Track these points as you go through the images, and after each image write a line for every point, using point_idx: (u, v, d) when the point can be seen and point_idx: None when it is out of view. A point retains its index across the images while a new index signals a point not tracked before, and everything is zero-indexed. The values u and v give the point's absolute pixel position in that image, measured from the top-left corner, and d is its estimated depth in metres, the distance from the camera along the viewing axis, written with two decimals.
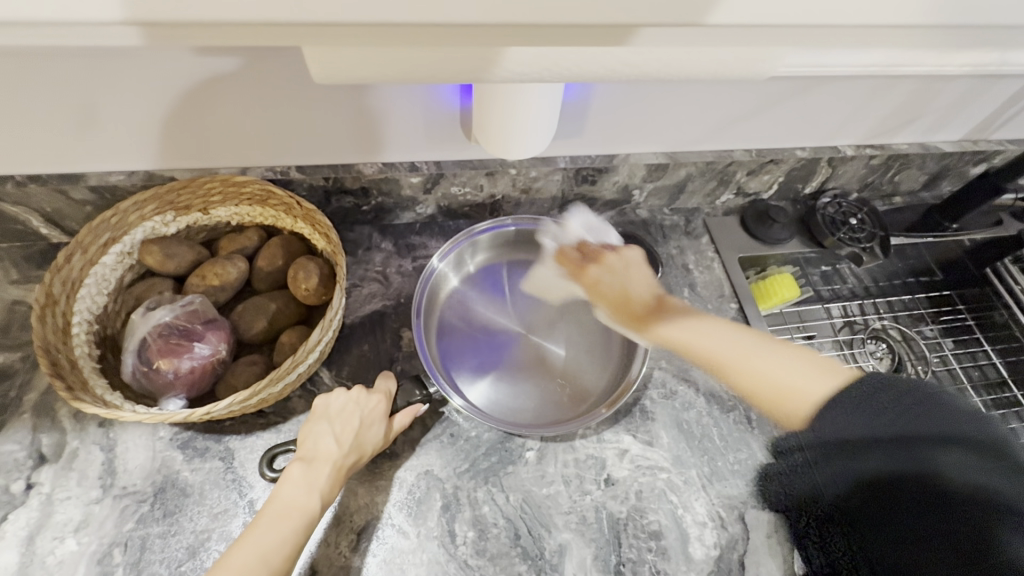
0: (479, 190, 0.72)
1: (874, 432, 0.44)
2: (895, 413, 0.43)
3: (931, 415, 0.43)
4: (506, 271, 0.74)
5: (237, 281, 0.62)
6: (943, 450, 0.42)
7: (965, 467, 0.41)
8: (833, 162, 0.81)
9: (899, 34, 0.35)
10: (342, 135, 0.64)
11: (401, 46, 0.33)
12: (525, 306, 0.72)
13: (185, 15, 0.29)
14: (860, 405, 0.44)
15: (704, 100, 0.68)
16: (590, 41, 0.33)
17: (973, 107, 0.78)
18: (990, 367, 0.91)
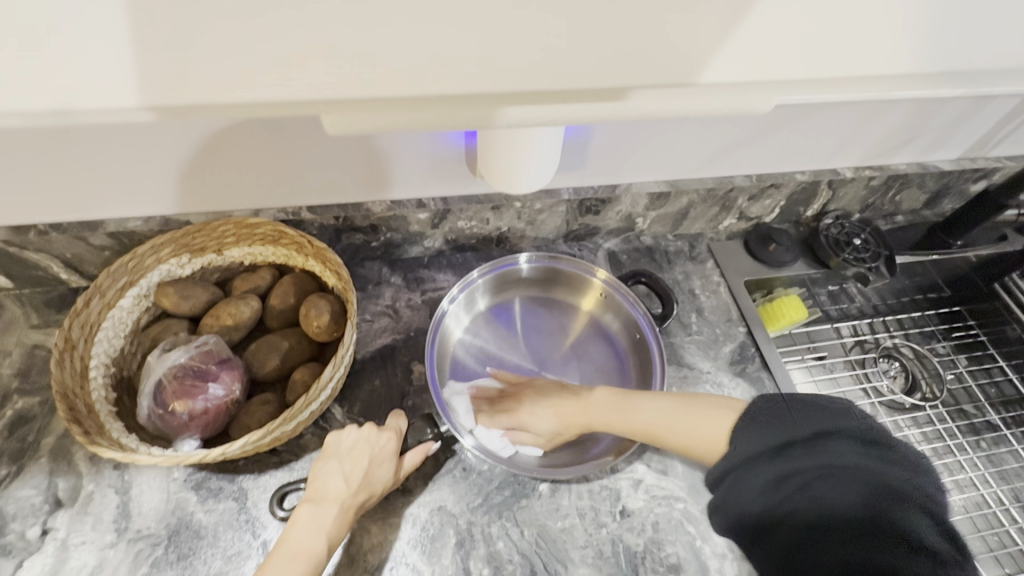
0: (485, 223, 0.74)
1: (770, 441, 0.46)
2: (793, 417, 0.46)
3: (823, 414, 0.46)
4: (518, 308, 0.75)
5: (250, 320, 0.63)
6: (826, 448, 0.43)
7: (856, 460, 0.42)
8: (833, 185, 0.82)
9: (898, 82, 0.36)
10: (352, 176, 0.65)
11: (415, 111, 0.33)
12: (537, 344, 0.73)
13: (206, 97, 0.29)
14: (758, 423, 0.47)
15: (700, 132, 0.70)
16: (596, 100, 0.34)
17: (969, 126, 0.80)
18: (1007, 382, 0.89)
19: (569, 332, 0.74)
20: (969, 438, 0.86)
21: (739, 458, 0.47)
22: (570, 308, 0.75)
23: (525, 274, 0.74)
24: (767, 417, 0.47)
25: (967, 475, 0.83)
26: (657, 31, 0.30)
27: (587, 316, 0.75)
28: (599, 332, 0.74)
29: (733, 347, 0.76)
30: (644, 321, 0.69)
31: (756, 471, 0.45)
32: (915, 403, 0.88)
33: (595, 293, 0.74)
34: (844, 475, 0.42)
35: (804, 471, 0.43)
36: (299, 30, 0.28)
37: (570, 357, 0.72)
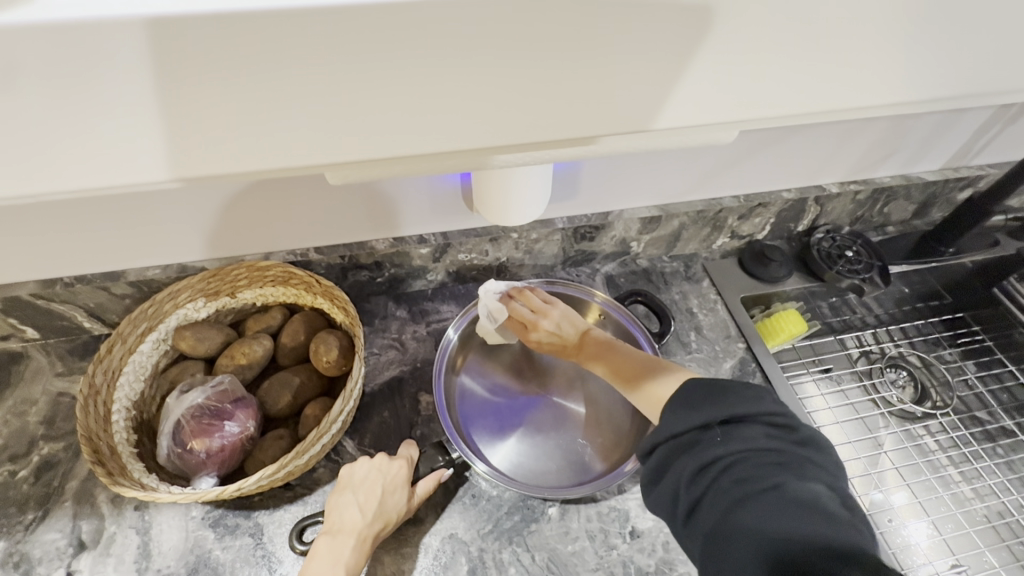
0: (485, 255, 0.77)
1: (698, 420, 0.46)
2: (709, 404, 0.46)
3: (728, 398, 0.47)
4: None
5: (263, 358, 0.65)
6: (724, 429, 0.45)
7: (764, 437, 0.44)
8: (820, 201, 0.85)
9: (859, 110, 0.39)
10: (355, 217, 0.69)
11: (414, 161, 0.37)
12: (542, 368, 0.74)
13: (227, 166, 0.33)
14: (683, 404, 0.48)
15: (685, 159, 0.73)
16: (571, 144, 0.37)
17: (948, 138, 0.82)
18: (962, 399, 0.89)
19: None
20: (985, 445, 0.86)
21: (664, 437, 0.47)
22: None
23: None
24: (675, 411, 0.48)
25: (985, 483, 0.83)
26: (624, 80, 0.33)
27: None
28: None
29: (733, 363, 0.77)
30: (645, 340, 0.71)
31: (679, 458, 0.45)
32: (926, 411, 0.88)
33: (595, 315, 0.77)
34: (754, 453, 0.43)
35: (712, 456, 0.43)
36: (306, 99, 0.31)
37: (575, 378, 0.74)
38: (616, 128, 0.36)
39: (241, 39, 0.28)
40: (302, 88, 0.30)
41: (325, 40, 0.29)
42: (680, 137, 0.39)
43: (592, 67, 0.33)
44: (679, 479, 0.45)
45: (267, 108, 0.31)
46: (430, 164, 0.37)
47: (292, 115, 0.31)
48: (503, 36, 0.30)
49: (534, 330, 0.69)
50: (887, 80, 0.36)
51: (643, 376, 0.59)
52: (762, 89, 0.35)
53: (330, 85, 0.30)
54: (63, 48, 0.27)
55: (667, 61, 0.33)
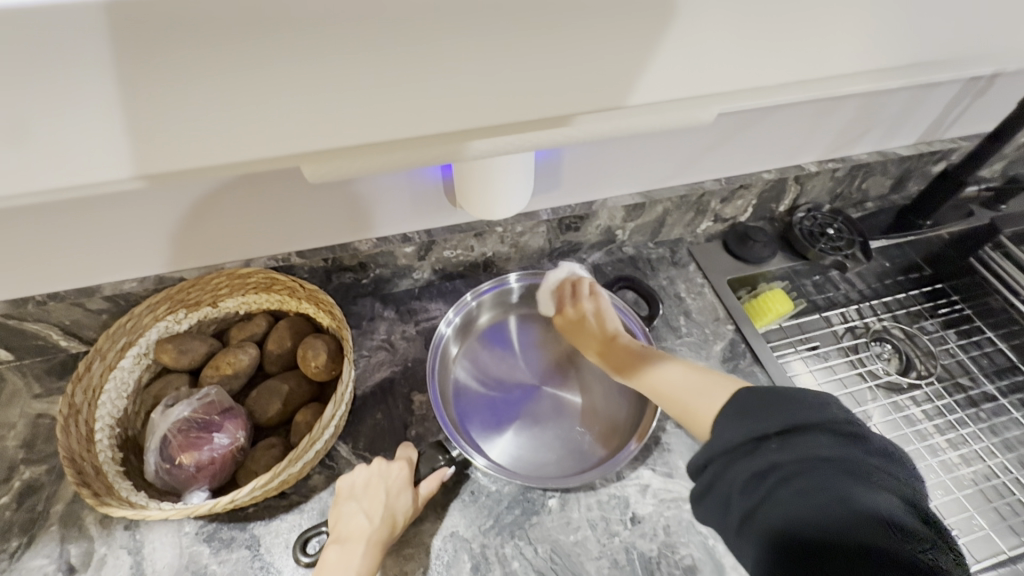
0: (470, 250, 0.76)
1: (756, 430, 0.45)
2: (765, 413, 0.45)
3: (788, 406, 0.45)
4: (512, 326, 0.77)
5: (249, 367, 0.64)
6: (785, 438, 0.43)
7: (830, 446, 0.42)
8: (800, 180, 0.85)
9: (832, 81, 0.39)
10: (336, 218, 0.68)
11: (392, 151, 0.36)
12: (534, 359, 0.74)
13: (196, 159, 0.32)
14: (738, 414, 0.47)
15: (666, 145, 0.73)
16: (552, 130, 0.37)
17: (921, 113, 0.84)
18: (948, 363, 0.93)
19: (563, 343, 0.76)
20: (968, 411, 0.88)
21: (717, 448, 0.47)
22: None
23: (515, 292, 0.77)
24: (734, 421, 0.47)
25: (971, 448, 0.85)
26: (600, 62, 0.33)
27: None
28: None
29: (723, 345, 0.77)
30: (636, 324, 0.71)
31: (734, 466, 0.45)
32: (912, 381, 0.90)
33: None
34: (819, 462, 0.41)
35: (769, 465, 0.43)
36: (280, 90, 0.30)
37: (569, 367, 0.74)
38: (597, 105, 0.36)
39: (206, 28, 0.27)
40: (274, 78, 0.29)
41: (293, 28, 0.28)
42: (659, 115, 0.39)
43: (569, 50, 0.32)
44: (735, 488, 0.44)
45: (240, 100, 0.30)
46: (409, 147, 0.36)
47: (268, 107, 0.31)
48: (478, 20, 0.30)
49: (566, 320, 0.72)
50: (857, 51, 0.37)
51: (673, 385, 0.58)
52: (739, 65, 0.35)
53: (301, 76, 0.30)
54: (10, 46, 0.25)
55: (643, 42, 0.33)
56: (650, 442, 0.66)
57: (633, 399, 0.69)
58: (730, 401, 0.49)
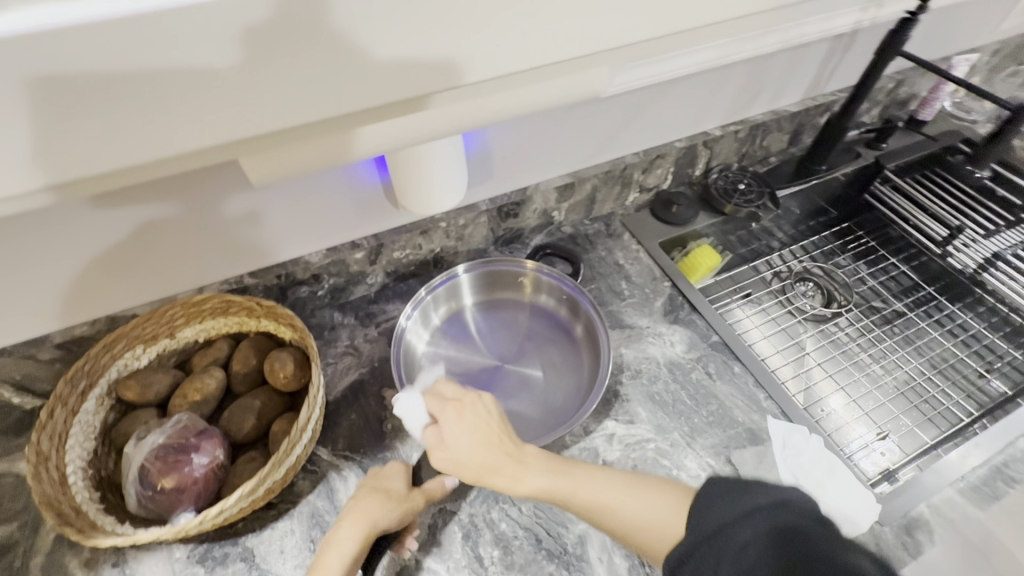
0: (419, 249, 0.80)
1: (727, 513, 0.41)
2: (738, 495, 0.42)
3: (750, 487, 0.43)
4: (468, 317, 0.82)
5: (217, 390, 0.65)
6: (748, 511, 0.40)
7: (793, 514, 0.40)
8: (708, 144, 0.95)
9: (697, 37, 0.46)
10: (284, 236, 0.70)
11: (329, 149, 0.41)
12: (493, 342, 0.79)
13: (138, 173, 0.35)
14: (709, 498, 0.43)
15: (584, 125, 0.80)
16: (469, 111, 0.42)
17: (800, 72, 0.95)
18: (864, 290, 1.03)
19: (517, 323, 0.82)
20: (884, 328, 0.98)
21: (698, 537, 0.42)
22: (512, 302, 0.83)
23: (463, 283, 0.81)
24: (708, 505, 0.43)
25: (892, 359, 0.94)
26: (499, 46, 0.38)
27: (529, 306, 0.83)
28: (542, 314, 0.82)
29: (663, 300, 0.84)
30: (578, 290, 0.77)
31: (715, 546, 0.40)
32: (835, 311, 1.00)
33: (528, 282, 0.82)
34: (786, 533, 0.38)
35: (744, 537, 0.39)
36: (204, 107, 0.33)
37: (526, 343, 0.79)
38: (501, 76, 0.41)
39: (121, 54, 0.29)
40: (196, 95, 0.32)
41: (204, 46, 0.30)
42: (558, 80, 0.44)
43: (472, 40, 0.37)
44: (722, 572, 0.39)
45: (164, 120, 0.32)
46: (338, 135, 0.40)
47: (195, 124, 0.33)
48: (382, 19, 0.34)
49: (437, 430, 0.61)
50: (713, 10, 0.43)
51: (607, 498, 0.53)
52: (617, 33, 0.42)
53: (223, 91, 0.33)
54: None
55: (532, 22, 0.38)
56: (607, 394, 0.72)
57: (588, 359, 0.76)
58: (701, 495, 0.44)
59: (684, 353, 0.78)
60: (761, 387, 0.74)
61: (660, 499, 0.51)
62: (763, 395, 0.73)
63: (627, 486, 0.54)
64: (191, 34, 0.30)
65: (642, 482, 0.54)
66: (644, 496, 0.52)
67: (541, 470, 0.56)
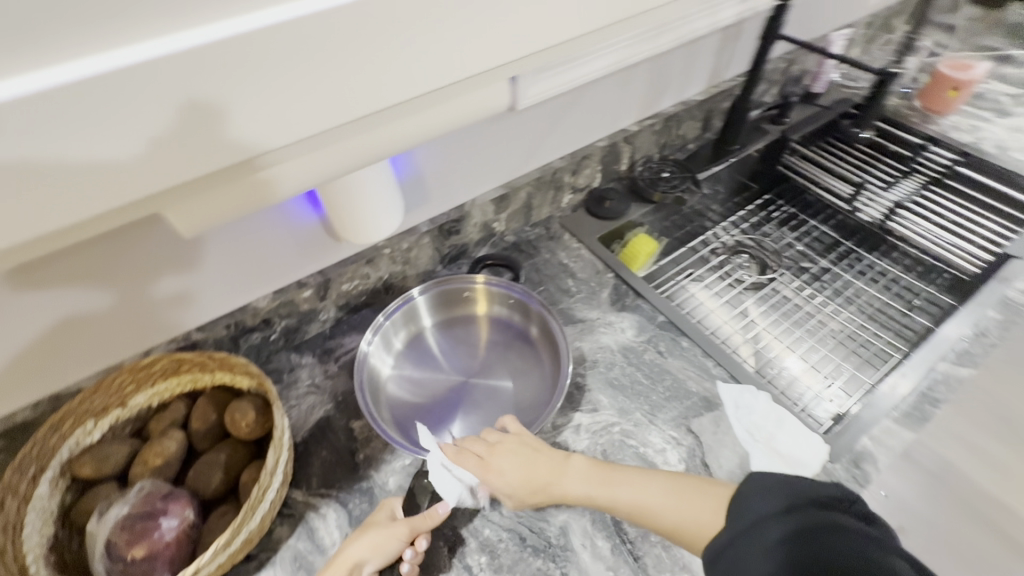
0: (367, 278, 0.82)
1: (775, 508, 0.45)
2: (786, 491, 0.46)
3: (798, 487, 0.47)
4: (429, 337, 0.84)
5: (179, 451, 0.64)
6: (797, 508, 0.45)
7: (839, 517, 0.44)
8: (628, 140, 1.01)
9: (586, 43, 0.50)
10: (228, 288, 0.71)
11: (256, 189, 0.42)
12: (457, 358, 0.81)
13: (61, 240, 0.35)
14: (757, 492, 0.48)
15: (508, 137, 0.84)
16: (386, 138, 0.45)
17: (700, 63, 1.03)
18: (792, 252, 1.10)
19: (477, 336, 0.84)
20: (815, 285, 1.05)
21: (740, 526, 0.46)
22: (470, 317, 0.85)
23: (418, 304, 0.82)
24: (753, 497, 0.47)
25: (827, 312, 1.01)
26: None
27: (485, 319, 0.85)
28: (500, 324, 0.84)
29: (609, 290, 0.89)
30: (531, 296, 0.80)
31: (757, 534, 0.44)
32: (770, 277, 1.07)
33: (482, 295, 0.84)
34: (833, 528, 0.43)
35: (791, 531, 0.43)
36: (110, 192, 0.34)
37: (489, 355, 0.82)
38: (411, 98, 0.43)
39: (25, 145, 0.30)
40: (103, 185, 0.33)
41: (109, 134, 0.32)
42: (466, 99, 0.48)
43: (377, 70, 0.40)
44: (752, 558, 0.43)
45: (72, 206, 0.33)
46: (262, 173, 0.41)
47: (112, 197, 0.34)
48: (285, 63, 0.35)
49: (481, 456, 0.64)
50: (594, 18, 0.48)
51: (648, 499, 0.56)
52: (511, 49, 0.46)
53: (129, 175, 0.34)
54: None
55: None
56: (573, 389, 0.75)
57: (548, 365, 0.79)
58: (744, 489, 0.48)
59: (635, 337, 0.82)
60: (710, 356, 0.79)
61: (709, 498, 0.54)
62: (712, 363, 0.78)
63: (671, 485, 0.57)
64: (96, 116, 0.31)
65: (686, 481, 0.57)
66: (692, 496, 0.55)
67: (586, 476, 0.60)
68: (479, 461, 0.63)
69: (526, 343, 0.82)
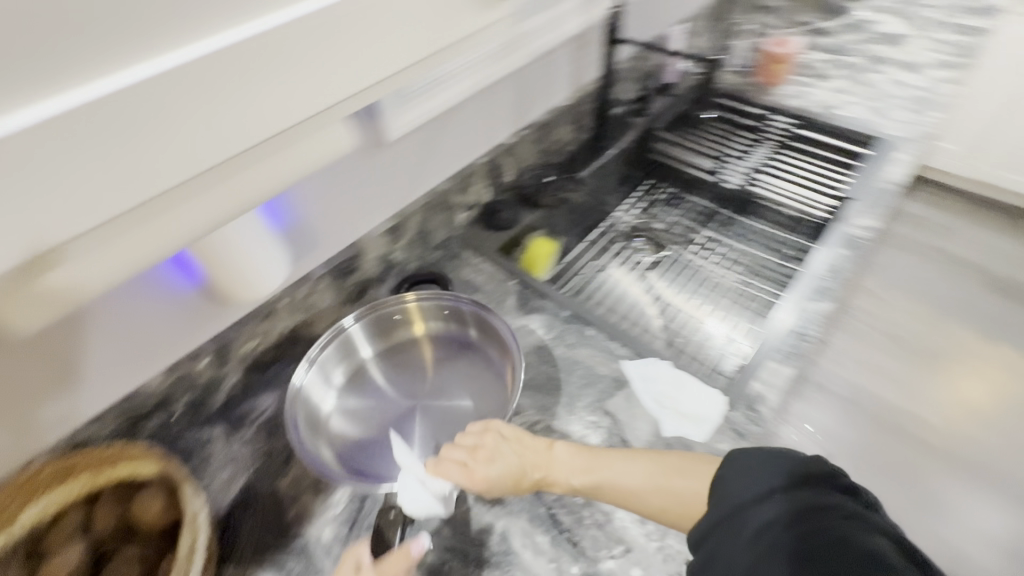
0: (268, 333, 0.80)
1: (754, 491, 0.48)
2: (767, 470, 0.49)
3: (780, 463, 0.50)
4: (371, 369, 0.83)
5: (83, 563, 0.60)
6: (775, 486, 0.48)
7: (817, 491, 0.47)
8: (507, 153, 1.06)
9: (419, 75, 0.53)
10: (109, 375, 0.67)
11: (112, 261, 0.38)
12: (403, 384, 0.82)
13: None
14: (741, 474, 0.50)
15: (387, 171, 0.86)
16: None
17: (558, 71, 1.10)
18: (681, 226, 1.20)
19: (421, 356, 0.85)
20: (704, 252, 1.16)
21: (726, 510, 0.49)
22: (411, 339, 0.86)
23: (352, 335, 0.82)
24: (740, 480, 0.50)
25: (719, 275, 1.11)
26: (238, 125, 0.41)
27: (424, 338, 0.86)
28: (440, 340, 0.86)
29: (514, 296, 0.92)
30: (467, 305, 0.83)
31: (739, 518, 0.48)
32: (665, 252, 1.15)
33: (417, 315, 0.86)
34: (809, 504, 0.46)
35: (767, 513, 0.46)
36: None
37: (438, 371, 0.83)
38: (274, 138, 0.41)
39: None
40: None
41: None
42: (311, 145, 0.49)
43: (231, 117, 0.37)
44: (734, 541, 0.47)
45: None
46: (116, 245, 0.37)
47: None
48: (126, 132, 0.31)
49: (466, 466, 0.64)
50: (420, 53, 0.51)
51: (634, 485, 0.59)
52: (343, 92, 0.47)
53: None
54: None
55: None
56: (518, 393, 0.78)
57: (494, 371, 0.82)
58: (729, 470, 0.52)
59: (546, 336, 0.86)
60: (615, 340, 0.84)
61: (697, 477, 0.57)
62: (617, 346, 0.83)
63: (657, 467, 0.60)
64: None
65: (671, 459, 0.61)
66: (681, 476, 0.58)
67: (572, 469, 0.63)
68: (461, 467, 0.64)
69: (472, 351, 0.84)
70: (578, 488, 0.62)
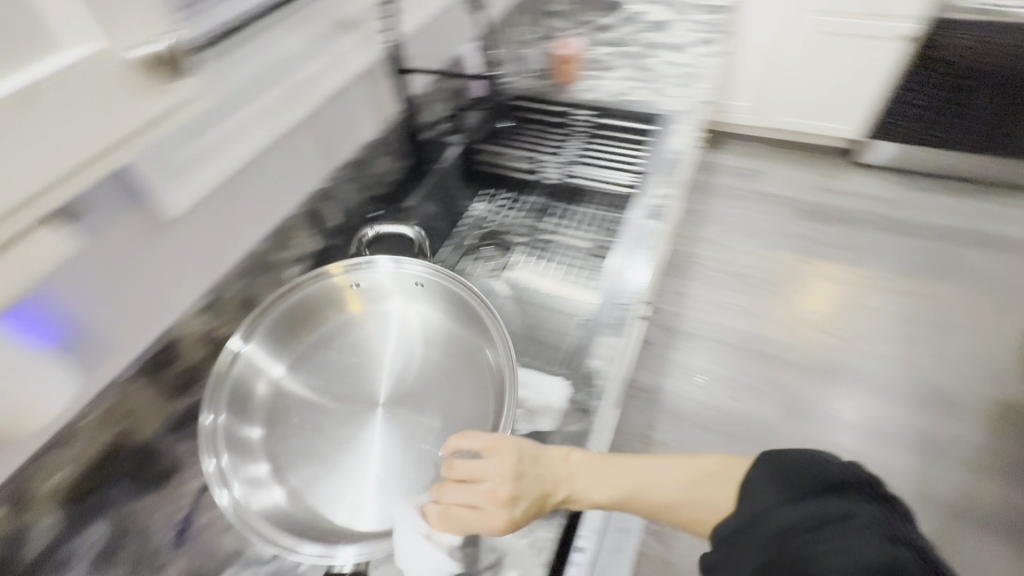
0: (78, 458, 0.72)
1: (793, 495, 0.50)
2: (809, 476, 0.51)
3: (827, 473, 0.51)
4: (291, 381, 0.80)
5: None
6: (810, 492, 0.49)
7: (855, 503, 0.48)
8: (323, 199, 1.04)
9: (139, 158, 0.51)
10: None
11: None
12: (347, 376, 0.81)
13: None
14: (781, 482, 0.51)
15: (180, 250, 0.81)
16: None
17: (355, 110, 1.11)
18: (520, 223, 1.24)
19: (364, 335, 0.85)
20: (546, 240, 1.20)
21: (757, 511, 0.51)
22: (342, 320, 0.86)
23: (259, 350, 0.79)
24: (776, 486, 0.51)
25: (566, 260, 1.15)
26: None
27: (364, 314, 0.87)
28: (381, 317, 0.87)
29: None
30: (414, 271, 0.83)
31: (769, 517, 0.50)
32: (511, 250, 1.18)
33: (352, 295, 0.86)
34: (844, 511, 0.47)
35: (797, 518, 0.48)
36: None
37: (392, 341, 0.84)
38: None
39: None
40: None
41: None
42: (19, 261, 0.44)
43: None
44: (757, 539, 0.49)
45: None
46: None
47: None
48: None
49: (482, 510, 0.60)
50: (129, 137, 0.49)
51: (669, 493, 0.62)
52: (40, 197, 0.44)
53: None
54: None
55: None
56: (474, 359, 0.80)
57: (438, 340, 0.84)
58: (763, 474, 0.53)
59: None
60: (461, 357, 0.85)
61: (730, 479, 0.60)
62: None
63: (692, 477, 0.62)
64: None
65: (697, 463, 0.63)
66: (712, 478, 0.61)
67: (598, 483, 0.64)
68: (477, 503, 0.61)
69: (415, 318, 0.86)
70: (604, 504, 0.63)
